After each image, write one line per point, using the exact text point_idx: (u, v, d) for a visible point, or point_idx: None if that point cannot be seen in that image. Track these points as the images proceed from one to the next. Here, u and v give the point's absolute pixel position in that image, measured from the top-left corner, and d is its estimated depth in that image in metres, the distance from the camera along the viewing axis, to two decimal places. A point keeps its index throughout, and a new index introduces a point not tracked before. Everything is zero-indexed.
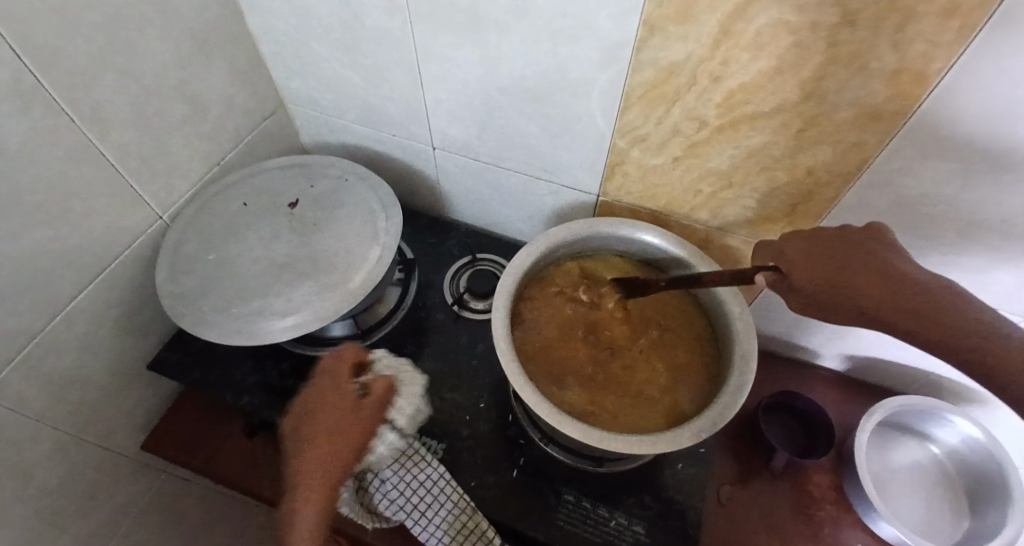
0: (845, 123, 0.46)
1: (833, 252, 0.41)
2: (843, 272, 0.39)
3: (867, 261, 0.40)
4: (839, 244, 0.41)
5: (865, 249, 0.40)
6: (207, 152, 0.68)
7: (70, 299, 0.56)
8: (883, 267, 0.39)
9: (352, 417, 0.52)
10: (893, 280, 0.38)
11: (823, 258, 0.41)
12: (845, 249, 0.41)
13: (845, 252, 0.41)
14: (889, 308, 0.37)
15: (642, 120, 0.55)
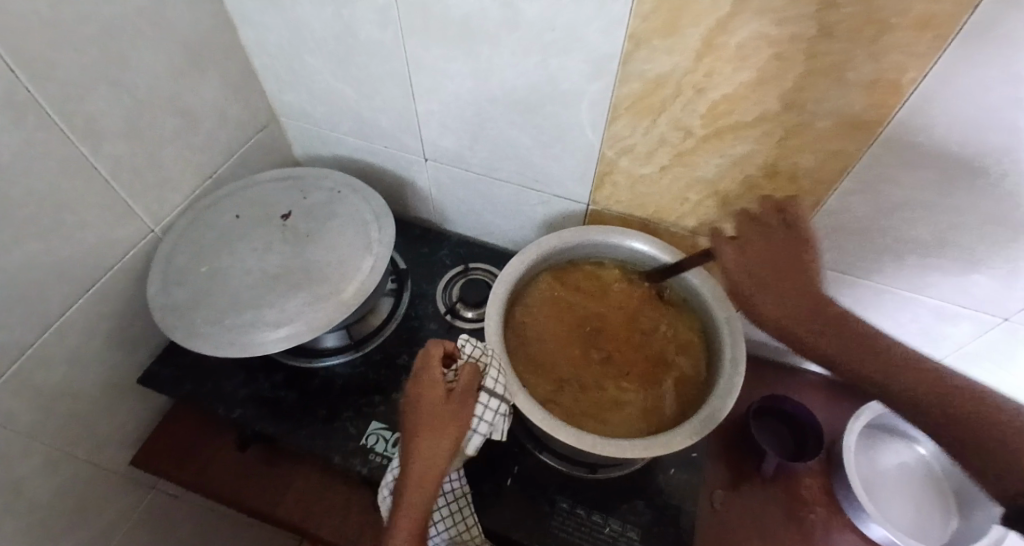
0: (826, 132, 0.48)
1: (762, 243, 0.50)
2: (763, 260, 0.48)
3: (786, 253, 0.48)
4: (772, 230, 0.51)
5: (791, 239, 0.49)
6: (199, 164, 0.68)
7: (61, 312, 0.55)
8: (793, 258, 0.48)
9: (447, 410, 0.47)
10: (797, 270, 0.47)
11: (753, 246, 0.50)
12: (777, 242, 0.49)
13: (772, 243, 0.50)
14: (784, 292, 0.46)
15: (630, 130, 0.56)
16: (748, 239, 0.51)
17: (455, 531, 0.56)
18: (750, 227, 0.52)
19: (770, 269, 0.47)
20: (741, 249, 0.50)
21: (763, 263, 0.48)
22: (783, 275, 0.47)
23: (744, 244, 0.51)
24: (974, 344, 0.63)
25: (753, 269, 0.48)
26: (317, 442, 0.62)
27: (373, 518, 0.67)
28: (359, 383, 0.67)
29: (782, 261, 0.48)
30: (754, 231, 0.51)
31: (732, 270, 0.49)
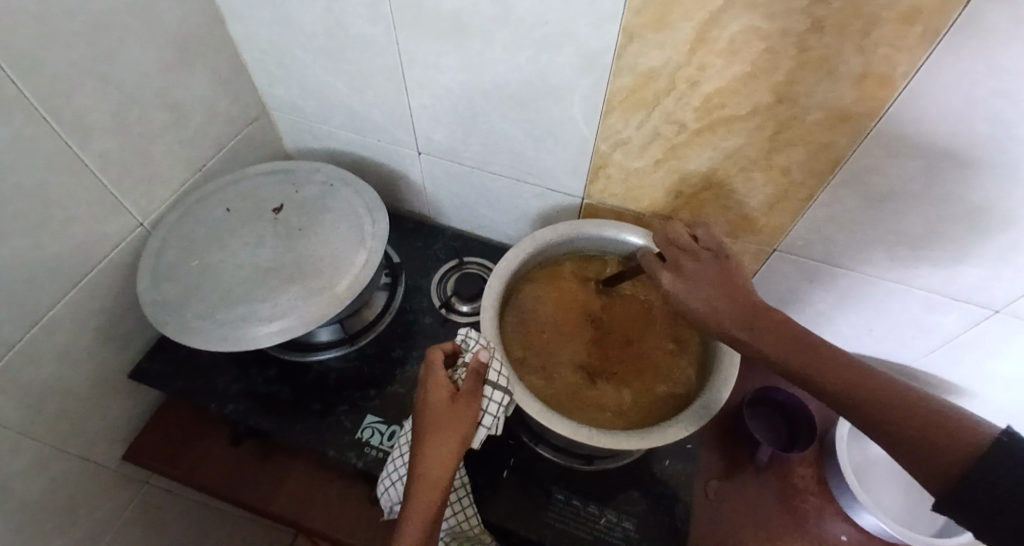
0: (816, 126, 0.48)
1: (694, 265, 0.51)
2: (697, 283, 0.50)
3: (718, 275, 0.50)
4: (698, 256, 0.52)
5: (716, 262, 0.51)
6: (188, 158, 0.68)
7: (49, 308, 0.55)
8: (722, 278, 0.49)
9: (455, 409, 0.47)
10: (726, 289, 0.48)
11: (688, 269, 0.52)
12: (704, 266, 0.51)
13: (702, 264, 0.51)
14: (720, 300, 0.48)
15: (623, 124, 0.56)
16: (681, 262, 0.53)
17: (458, 520, 0.56)
18: (677, 253, 0.54)
19: (703, 291, 0.49)
20: (677, 274, 0.52)
21: (697, 285, 0.50)
22: (716, 294, 0.48)
23: (676, 269, 0.53)
24: (963, 335, 0.64)
25: (688, 291, 0.50)
26: (313, 436, 0.62)
27: (369, 511, 0.67)
28: (353, 377, 0.67)
29: (711, 283, 0.49)
30: (680, 256, 0.53)
31: (672, 294, 0.51)
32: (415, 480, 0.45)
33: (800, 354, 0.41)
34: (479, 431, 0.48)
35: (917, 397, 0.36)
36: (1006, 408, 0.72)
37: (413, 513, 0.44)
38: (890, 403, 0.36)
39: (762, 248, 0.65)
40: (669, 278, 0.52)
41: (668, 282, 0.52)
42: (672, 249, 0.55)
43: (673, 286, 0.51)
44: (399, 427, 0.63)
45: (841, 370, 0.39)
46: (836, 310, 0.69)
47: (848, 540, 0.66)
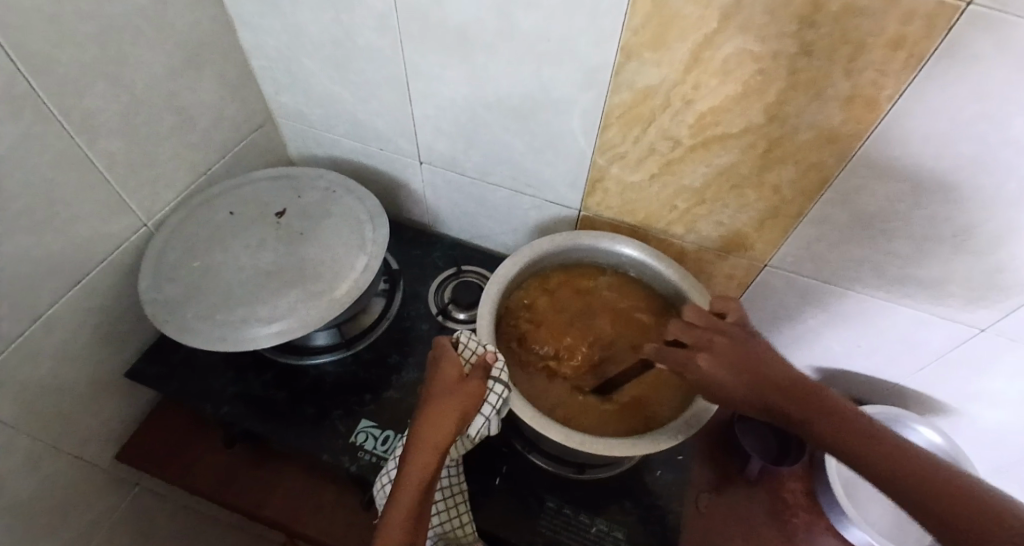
0: (806, 144, 0.50)
1: (726, 344, 0.45)
2: (735, 364, 0.44)
3: (750, 357, 0.44)
4: (727, 333, 0.46)
5: (743, 339, 0.46)
6: (194, 161, 0.69)
7: (51, 304, 0.55)
8: (756, 357, 0.44)
9: (458, 388, 0.48)
10: (762, 374, 0.43)
11: (719, 348, 0.45)
12: (734, 345, 0.45)
13: (733, 341, 0.45)
14: (752, 376, 0.43)
15: (621, 138, 0.58)
16: (711, 340, 0.46)
17: (452, 526, 0.56)
18: (704, 332, 0.47)
19: (743, 377, 0.43)
20: (712, 354, 0.45)
21: (733, 368, 0.44)
22: (754, 379, 0.43)
23: (707, 347, 0.46)
24: (950, 352, 0.65)
25: (728, 376, 0.43)
26: (308, 439, 0.63)
27: (361, 516, 0.67)
28: (349, 381, 0.67)
29: (745, 365, 0.43)
30: (708, 334, 0.46)
31: (712, 380, 0.44)
32: (412, 448, 0.45)
33: (854, 440, 0.37)
34: (478, 420, 0.48)
35: (964, 481, 0.34)
36: (993, 426, 0.73)
37: (404, 490, 0.43)
38: (933, 484, 0.34)
39: (754, 262, 0.66)
40: (705, 359, 0.45)
41: (703, 364, 0.45)
42: (695, 328, 0.48)
43: (709, 370, 0.44)
44: (394, 431, 0.64)
45: (888, 449, 0.36)
46: (825, 326, 0.70)
47: None
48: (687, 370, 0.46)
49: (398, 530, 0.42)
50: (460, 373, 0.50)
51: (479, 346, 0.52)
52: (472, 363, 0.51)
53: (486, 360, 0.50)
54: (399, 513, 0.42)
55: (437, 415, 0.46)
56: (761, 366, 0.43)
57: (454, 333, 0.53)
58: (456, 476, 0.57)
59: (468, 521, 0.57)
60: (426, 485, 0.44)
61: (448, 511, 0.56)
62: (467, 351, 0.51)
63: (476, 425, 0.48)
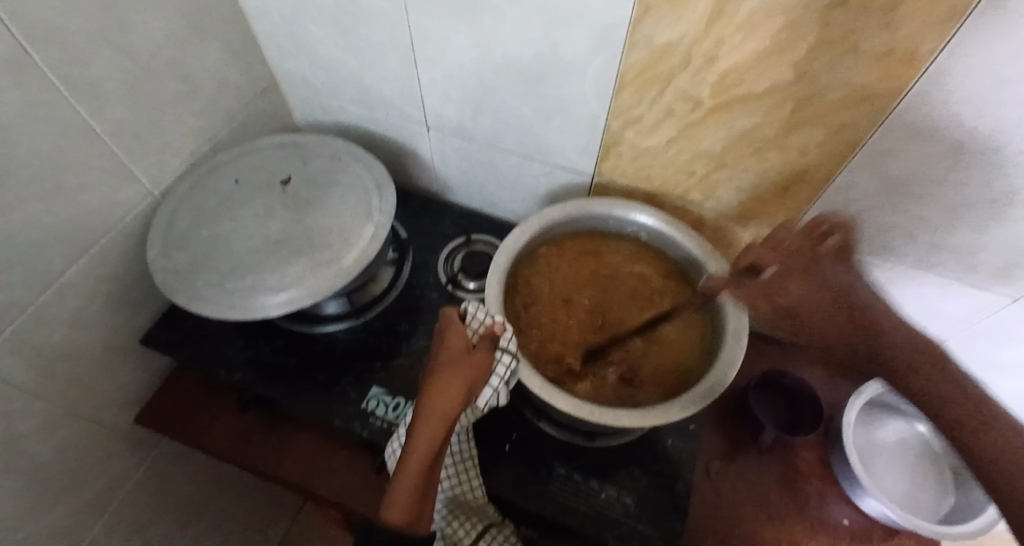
0: (834, 105, 0.47)
1: (820, 279, 0.47)
2: (826, 293, 0.46)
3: (840, 288, 0.47)
4: (815, 260, 0.48)
5: (836, 268, 0.48)
6: (200, 130, 0.68)
7: (61, 272, 0.55)
8: (850, 292, 0.47)
9: (465, 360, 0.48)
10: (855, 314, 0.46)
11: (815, 276, 0.47)
12: (828, 278, 0.47)
13: (826, 276, 0.47)
14: (834, 318, 0.46)
15: (636, 100, 0.55)
16: (808, 268, 0.48)
17: (463, 490, 0.57)
18: (796, 256, 0.49)
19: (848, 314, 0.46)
20: (807, 278, 0.47)
21: (826, 299, 0.46)
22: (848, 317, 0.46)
23: (799, 276, 0.47)
24: (977, 322, 0.63)
25: (815, 307, 0.46)
26: (320, 404, 0.63)
27: (374, 479, 0.68)
28: (360, 349, 0.68)
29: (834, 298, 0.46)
30: (803, 263, 0.48)
31: (800, 306, 0.47)
32: (418, 419, 0.45)
33: (924, 379, 0.45)
34: (487, 391, 0.48)
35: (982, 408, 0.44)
36: (1013, 395, 0.71)
37: (411, 460, 0.44)
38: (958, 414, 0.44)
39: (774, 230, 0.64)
40: (798, 285, 0.47)
41: (794, 290, 0.47)
42: (784, 252, 0.50)
43: (800, 296, 0.47)
44: (404, 399, 0.64)
45: (935, 385, 0.44)
46: None
47: (851, 524, 0.66)
48: (774, 294, 0.48)
49: (407, 496, 0.43)
50: (468, 344, 0.49)
51: (487, 317, 0.51)
52: (480, 335, 0.50)
53: (494, 331, 0.50)
54: (408, 482, 0.44)
55: (444, 387, 0.46)
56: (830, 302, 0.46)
57: (462, 304, 0.52)
58: (466, 442, 0.58)
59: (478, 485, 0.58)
60: (435, 453, 0.45)
61: (458, 476, 0.57)
62: (475, 321, 0.51)
63: (485, 396, 0.48)
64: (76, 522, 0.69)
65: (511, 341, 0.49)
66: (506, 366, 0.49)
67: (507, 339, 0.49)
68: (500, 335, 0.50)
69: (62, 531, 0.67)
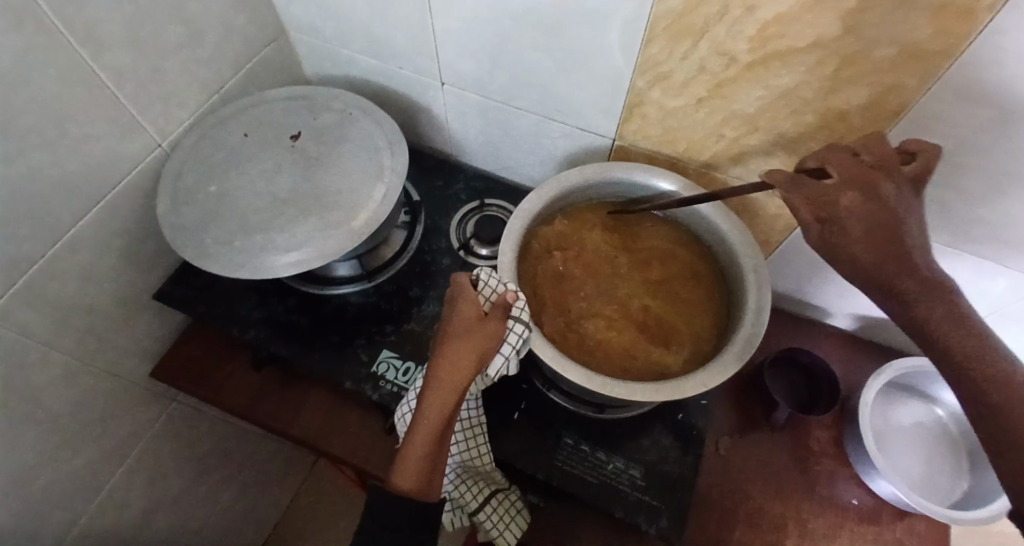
0: (884, 62, 0.43)
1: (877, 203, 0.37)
2: (881, 220, 0.37)
3: (903, 216, 0.37)
4: (893, 181, 0.39)
5: (906, 193, 0.39)
6: (206, 79, 0.65)
7: (70, 226, 0.55)
8: (909, 230, 0.37)
9: (477, 329, 0.46)
10: (903, 249, 0.36)
11: (883, 194, 0.38)
12: (895, 202, 0.37)
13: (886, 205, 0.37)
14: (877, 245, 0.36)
15: (666, 55, 0.51)
16: (875, 185, 0.38)
17: (471, 455, 0.57)
18: (869, 171, 0.39)
19: (879, 245, 0.36)
20: (867, 197, 0.37)
21: (871, 228, 0.37)
22: (893, 251, 0.36)
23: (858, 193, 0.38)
24: (1010, 306, 0.60)
25: (861, 232, 0.37)
26: (331, 365, 0.63)
27: (384, 439, 0.69)
28: (371, 312, 0.67)
29: (891, 226, 0.36)
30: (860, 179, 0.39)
31: (841, 221, 0.37)
32: (427, 389, 0.45)
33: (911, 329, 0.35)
34: (498, 360, 0.47)
35: None
36: None
37: (421, 429, 0.44)
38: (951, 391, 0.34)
39: None
40: (852, 196, 0.38)
41: (846, 202, 0.38)
42: (856, 162, 0.40)
43: (851, 208, 0.37)
44: (414, 363, 0.63)
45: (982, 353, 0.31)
46: None
47: (860, 505, 0.65)
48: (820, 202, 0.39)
49: (416, 464, 0.43)
50: (479, 313, 0.48)
51: (498, 284, 0.49)
52: (492, 303, 0.49)
53: (506, 300, 0.48)
54: (418, 449, 0.44)
55: (454, 356, 0.45)
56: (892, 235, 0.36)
57: (474, 270, 0.51)
58: (476, 408, 0.57)
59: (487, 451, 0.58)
60: (445, 423, 0.44)
61: (467, 442, 0.57)
62: (487, 289, 0.49)
63: (496, 365, 0.47)
64: (96, 469, 0.71)
65: (523, 309, 0.47)
66: (518, 335, 0.47)
67: (518, 307, 0.47)
68: (512, 303, 0.48)
69: (82, 477, 0.70)
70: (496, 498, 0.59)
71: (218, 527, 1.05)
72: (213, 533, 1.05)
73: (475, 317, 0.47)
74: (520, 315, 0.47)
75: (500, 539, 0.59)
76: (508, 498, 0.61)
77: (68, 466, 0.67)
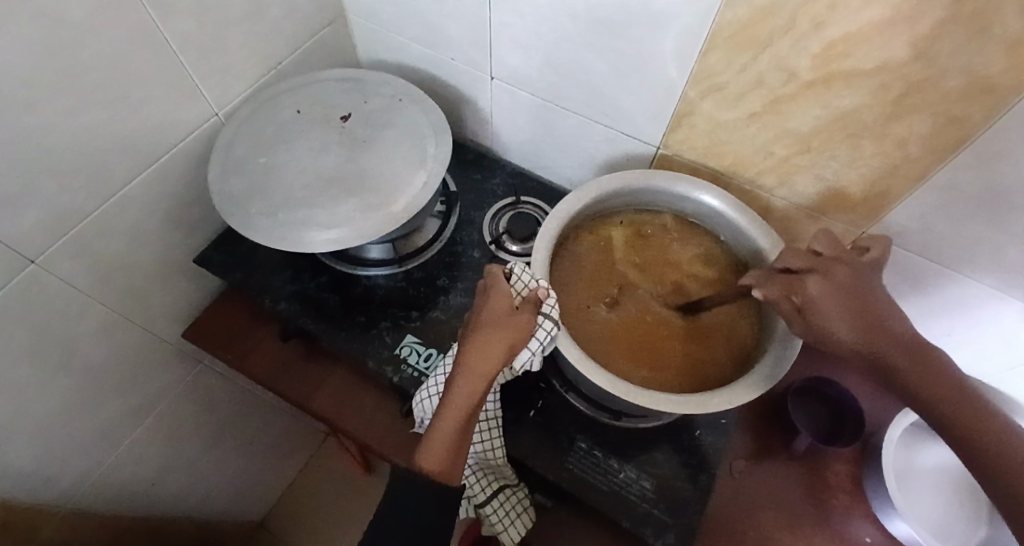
0: (951, 93, 0.42)
1: (846, 274, 0.42)
2: (847, 297, 0.40)
3: (863, 291, 0.41)
4: (849, 264, 0.43)
5: (868, 277, 0.42)
6: (265, 53, 0.67)
7: (124, 183, 0.57)
8: (872, 298, 0.41)
9: (509, 320, 0.46)
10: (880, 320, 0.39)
11: (837, 275, 0.42)
12: (852, 282, 0.41)
13: (854, 275, 0.42)
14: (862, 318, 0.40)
15: (723, 66, 0.51)
16: (831, 268, 0.43)
17: (484, 447, 0.58)
18: (825, 259, 0.44)
19: (855, 320, 0.39)
20: (826, 278, 0.42)
21: (841, 304, 0.40)
22: (869, 324, 0.39)
23: (823, 272, 0.43)
24: None
25: (838, 309, 0.40)
26: (355, 344, 0.64)
27: (398, 423, 0.70)
28: (399, 296, 0.68)
29: (859, 301, 0.40)
30: (829, 262, 0.43)
31: (816, 304, 0.41)
32: (458, 374, 0.45)
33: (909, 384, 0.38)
34: (525, 356, 0.47)
35: None
36: None
37: (449, 414, 0.43)
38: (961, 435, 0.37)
39: (850, 228, 0.59)
40: (815, 280, 0.42)
41: (814, 286, 0.42)
42: (813, 256, 0.45)
43: (818, 293, 0.41)
44: (436, 350, 0.64)
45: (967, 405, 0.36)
46: (913, 310, 0.63)
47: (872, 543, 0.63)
48: (792, 293, 0.43)
49: (444, 448, 0.42)
50: (512, 306, 0.48)
51: (529, 280, 0.50)
52: (523, 297, 0.49)
53: (537, 296, 0.48)
54: (444, 434, 0.43)
55: (485, 345, 0.45)
56: (869, 310, 0.40)
57: (507, 264, 0.51)
58: (494, 402, 0.58)
59: (500, 444, 0.58)
60: (472, 409, 0.44)
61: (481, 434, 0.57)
62: (519, 283, 0.50)
63: (523, 360, 0.48)
64: (119, 420, 0.74)
65: (553, 307, 0.48)
66: (545, 332, 0.47)
67: (549, 304, 0.48)
68: (543, 299, 0.48)
69: (106, 426, 0.72)
70: (505, 493, 0.60)
71: (225, 492, 1.08)
72: (220, 497, 1.07)
73: (509, 309, 0.47)
74: (550, 313, 0.48)
75: (504, 534, 0.60)
76: (516, 494, 0.61)
77: (94, 414, 0.69)
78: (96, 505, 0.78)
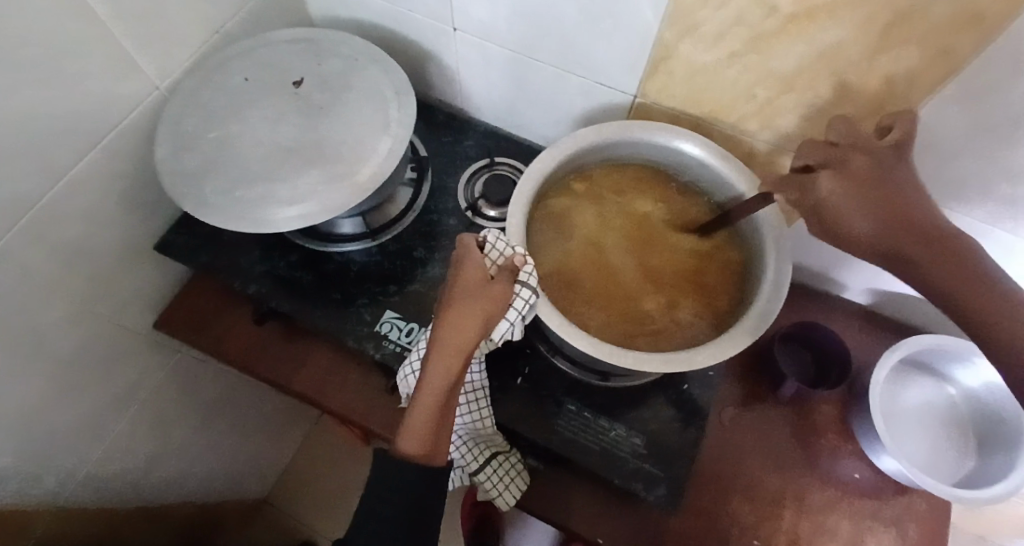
0: (940, 22, 0.39)
1: (861, 162, 0.39)
2: (859, 186, 0.38)
3: (883, 178, 0.38)
4: (866, 150, 0.41)
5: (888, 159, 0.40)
6: (206, 17, 0.62)
7: (69, 169, 0.53)
8: (895, 186, 0.37)
9: (484, 290, 0.44)
10: (908, 209, 0.36)
11: (854, 168, 0.39)
12: (872, 173, 0.38)
13: (874, 159, 0.40)
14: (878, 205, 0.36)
15: (701, 4, 0.47)
16: (846, 160, 0.41)
17: (473, 418, 0.57)
18: (842, 148, 0.42)
19: (875, 209, 0.36)
20: (841, 174, 0.39)
21: (854, 193, 0.37)
22: (890, 210, 0.36)
23: (838, 166, 0.40)
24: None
25: (853, 202, 0.37)
26: (333, 323, 0.62)
27: (385, 397, 0.69)
28: (375, 271, 0.65)
29: (881, 193, 0.37)
30: (843, 152, 0.41)
31: (824, 198, 0.39)
32: (432, 351, 0.43)
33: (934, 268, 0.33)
34: (503, 327, 0.46)
35: None
36: None
37: (427, 392, 0.42)
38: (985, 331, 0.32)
39: None
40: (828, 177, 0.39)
41: (825, 182, 0.39)
42: (830, 147, 0.43)
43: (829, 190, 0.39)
44: (418, 324, 0.62)
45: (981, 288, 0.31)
46: None
47: (861, 480, 0.65)
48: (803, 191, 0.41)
49: (421, 427, 0.42)
50: (486, 275, 0.46)
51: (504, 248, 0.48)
52: (499, 266, 0.47)
53: (514, 264, 0.47)
54: (422, 412, 0.42)
55: (460, 319, 0.43)
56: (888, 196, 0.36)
57: (480, 232, 0.49)
58: (479, 372, 0.57)
59: (489, 413, 0.58)
60: (451, 384, 0.43)
61: (468, 405, 0.57)
62: (494, 253, 0.47)
63: (502, 331, 0.46)
64: (99, 412, 0.72)
65: (530, 275, 0.46)
66: (522, 301, 0.46)
67: (526, 273, 0.46)
68: (519, 268, 0.47)
69: (86, 419, 0.70)
70: (497, 459, 0.60)
71: (223, 472, 1.08)
72: (220, 477, 1.08)
73: (482, 280, 0.45)
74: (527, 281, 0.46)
75: (499, 498, 0.60)
76: (509, 460, 0.61)
77: (73, 409, 0.68)
78: (89, 499, 0.77)
